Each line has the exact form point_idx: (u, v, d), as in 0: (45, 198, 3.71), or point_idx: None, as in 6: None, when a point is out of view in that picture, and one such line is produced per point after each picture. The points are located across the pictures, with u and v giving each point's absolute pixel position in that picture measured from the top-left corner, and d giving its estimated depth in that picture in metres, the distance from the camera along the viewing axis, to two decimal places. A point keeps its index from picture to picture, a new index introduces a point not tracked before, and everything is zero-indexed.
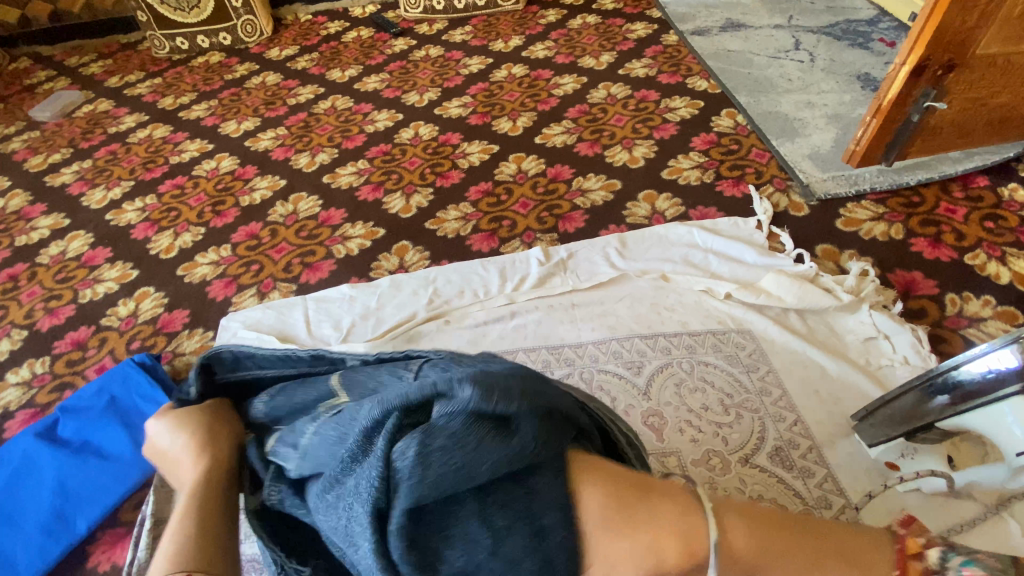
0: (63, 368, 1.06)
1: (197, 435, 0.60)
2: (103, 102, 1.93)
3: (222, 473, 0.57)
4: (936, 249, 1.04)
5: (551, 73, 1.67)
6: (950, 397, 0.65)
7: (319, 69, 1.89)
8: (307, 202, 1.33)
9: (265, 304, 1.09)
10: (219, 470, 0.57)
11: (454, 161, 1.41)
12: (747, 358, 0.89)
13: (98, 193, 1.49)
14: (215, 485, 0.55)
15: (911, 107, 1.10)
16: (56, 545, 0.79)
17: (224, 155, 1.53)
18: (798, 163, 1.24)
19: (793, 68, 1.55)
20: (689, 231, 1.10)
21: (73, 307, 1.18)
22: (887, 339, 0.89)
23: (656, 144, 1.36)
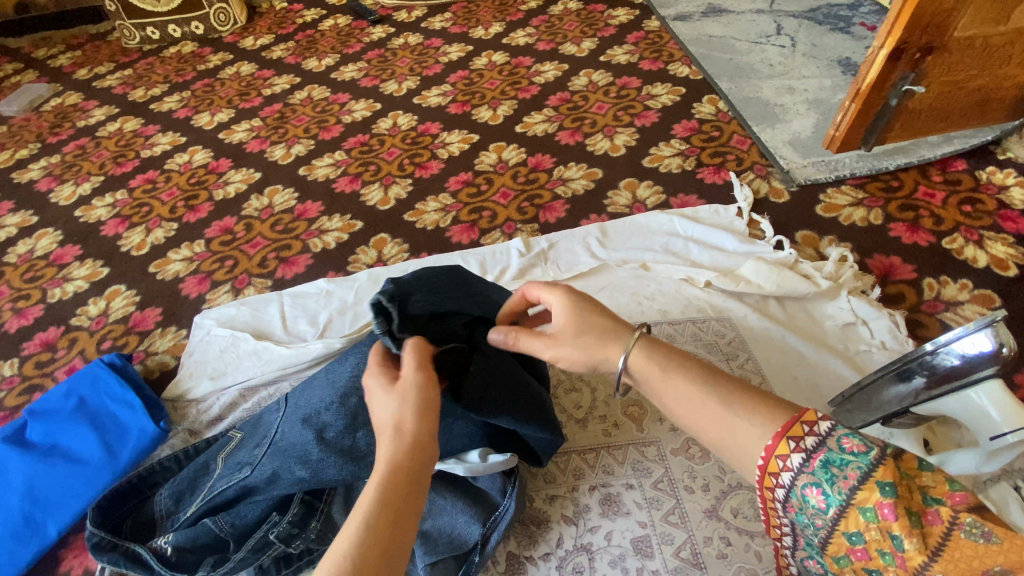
0: (32, 369, 1.03)
1: (412, 397, 0.50)
2: (71, 95, 1.86)
3: (422, 448, 0.49)
4: (914, 234, 1.04)
5: (532, 60, 1.65)
6: (925, 380, 0.65)
7: (295, 58, 1.84)
8: (283, 195, 1.30)
9: (239, 301, 1.06)
10: (412, 445, 0.48)
11: (433, 151, 1.38)
12: (727, 346, 0.89)
13: (67, 188, 1.45)
14: (413, 468, 0.48)
15: (890, 90, 1.09)
16: (26, 551, 0.77)
17: (197, 148, 1.50)
18: (778, 149, 1.24)
19: (774, 53, 1.54)
20: (669, 219, 1.09)
21: (42, 307, 1.14)
22: (865, 324, 0.89)
23: (637, 132, 1.35)
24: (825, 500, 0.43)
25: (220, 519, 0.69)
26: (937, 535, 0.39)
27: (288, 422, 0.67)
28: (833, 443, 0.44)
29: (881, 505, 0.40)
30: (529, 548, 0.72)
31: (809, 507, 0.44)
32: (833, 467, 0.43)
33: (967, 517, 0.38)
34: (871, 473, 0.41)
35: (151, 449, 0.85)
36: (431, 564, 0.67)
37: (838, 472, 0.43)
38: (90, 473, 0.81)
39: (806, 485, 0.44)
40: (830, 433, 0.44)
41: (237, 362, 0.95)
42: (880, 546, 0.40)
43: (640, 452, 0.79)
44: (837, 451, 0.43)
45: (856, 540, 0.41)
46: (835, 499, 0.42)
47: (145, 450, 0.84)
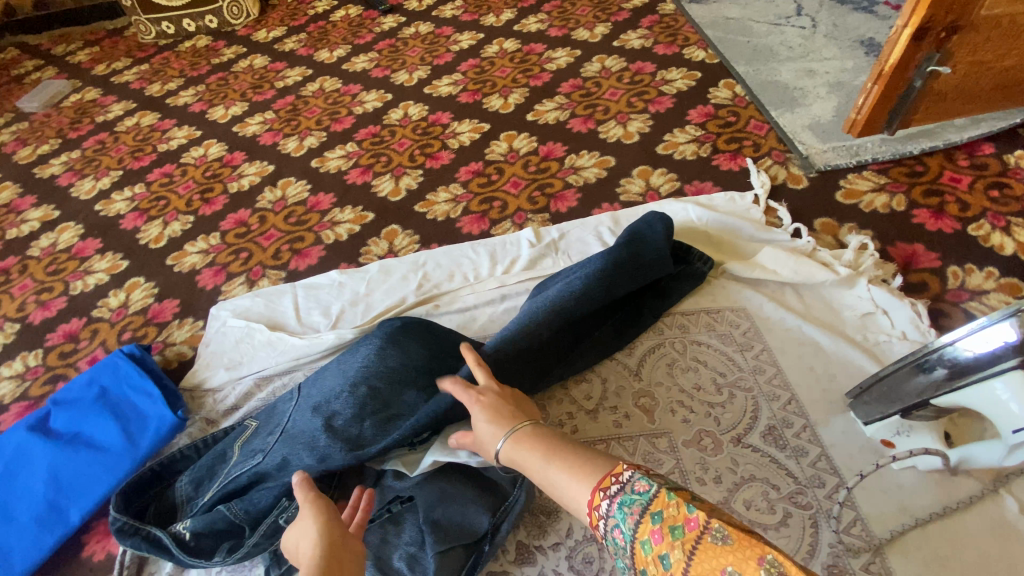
0: (56, 360, 1.06)
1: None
2: (91, 90, 1.90)
3: None
4: (938, 220, 1.01)
5: (544, 47, 1.62)
6: (945, 371, 0.62)
7: (307, 50, 1.85)
8: (296, 187, 1.31)
9: (254, 292, 1.08)
10: None
11: (444, 141, 1.38)
12: (741, 336, 0.88)
13: (88, 182, 1.48)
14: None
15: (914, 71, 1.05)
16: (50, 536, 0.79)
17: (212, 142, 1.51)
18: (797, 134, 1.20)
19: (793, 35, 1.49)
20: (683, 207, 1.07)
21: (65, 299, 1.17)
22: (886, 314, 0.86)
23: (651, 118, 1.32)
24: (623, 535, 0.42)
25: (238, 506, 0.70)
26: (691, 542, 0.37)
27: (299, 411, 0.71)
28: (631, 484, 0.45)
29: (688, 519, 0.39)
30: (539, 538, 0.72)
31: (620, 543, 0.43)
32: (625, 505, 0.43)
33: (715, 522, 0.37)
34: (649, 504, 0.42)
35: (170, 437, 0.86)
36: (441, 553, 0.66)
37: (627, 507, 0.43)
38: (111, 460, 0.83)
39: (613, 525, 0.44)
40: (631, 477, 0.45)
41: (252, 353, 0.96)
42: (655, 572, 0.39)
43: (651, 444, 0.78)
44: (631, 491, 0.44)
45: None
46: (627, 533, 0.42)
47: (164, 439, 0.85)
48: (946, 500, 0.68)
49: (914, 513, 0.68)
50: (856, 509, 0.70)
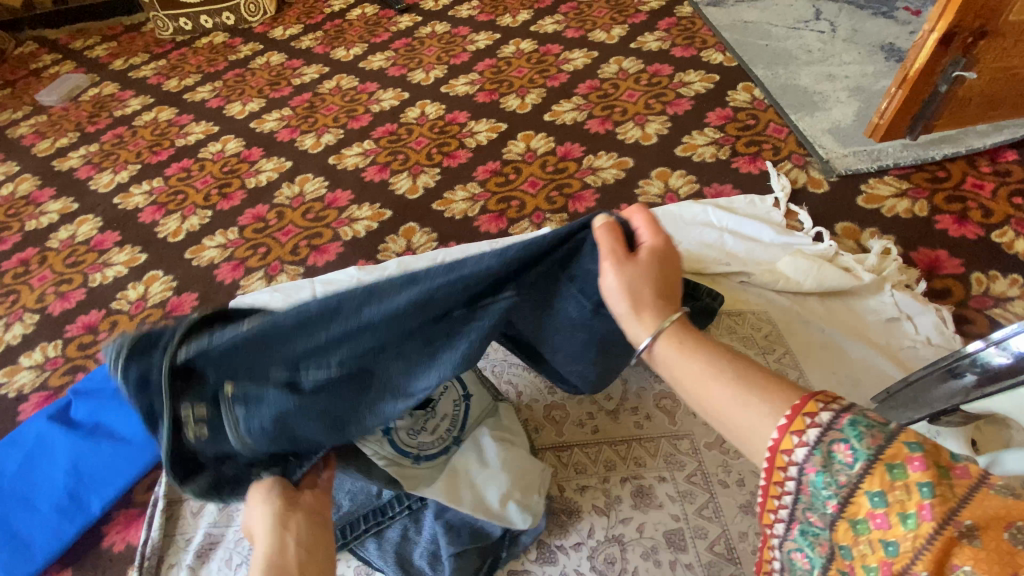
0: (75, 351, 1.07)
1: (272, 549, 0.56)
2: (108, 84, 1.91)
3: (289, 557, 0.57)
4: (961, 226, 1.00)
5: (561, 48, 1.62)
6: (975, 378, 0.60)
7: (323, 48, 1.85)
8: (314, 184, 1.32)
9: (272, 287, 1.08)
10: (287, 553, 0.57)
11: (461, 140, 1.38)
12: (764, 340, 0.87)
13: (106, 176, 1.49)
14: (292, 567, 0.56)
15: (939, 77, 1.04)
16: (71, 527, 0.79)
17: (230, 137, 1.52)
18: (817, 138, 1.20)
19: (812, 39, 1.49)
20: (703, 209, 1.07)
21: (84, 291, 1.18)
22: (910, 319, 0.86)
23: (670, 120, 1.32)
24: (852, 454, 0.39)
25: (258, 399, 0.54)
26: (967, 488, 0.35)
27: None
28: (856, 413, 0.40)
29: (912, 457, 0.36)
30: (561, 537, 0.72)
31: (834, 465, 0.39)
32: (860, 425, 0.39)
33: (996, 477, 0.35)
34: (897, 436, 0.38)
35: None
36: (457, 555, 0.67)
37: (863, 426, 0.39)
38: (132, 451, 0.83)
39: (833, 441, 0.40)
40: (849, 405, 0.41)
41: None
42: (906, 506, 0.36)
43: (673, 445, 0.78)
44: (863, 415, 0.40)
45: (861, 528, 0.37)
46: (861, 454, 0.38)
47: None
48: None
49: None
50: None
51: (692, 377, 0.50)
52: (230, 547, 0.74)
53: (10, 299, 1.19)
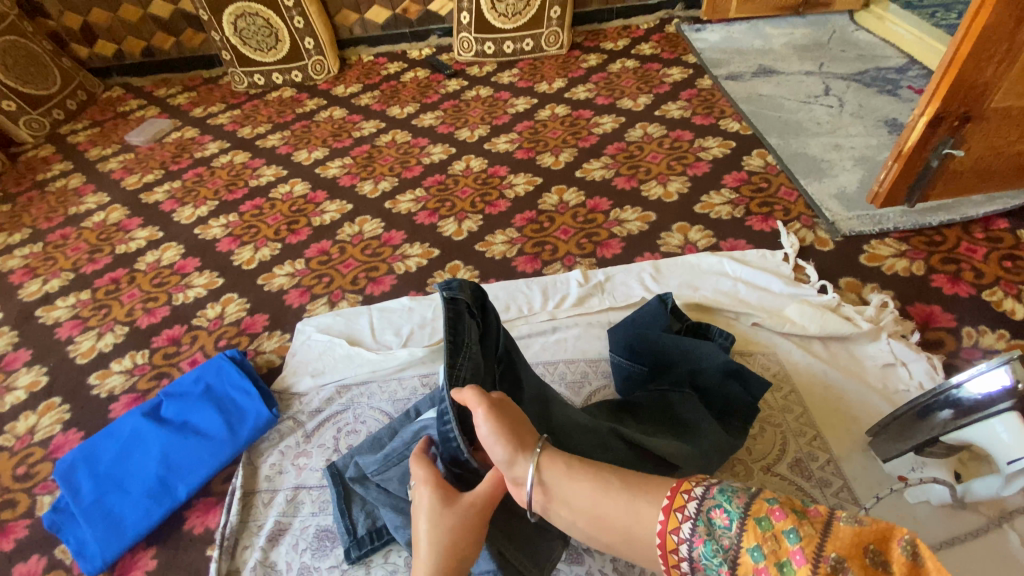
0: (161, 359, 1.21)
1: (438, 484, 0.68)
2: (189, 129, 2.17)
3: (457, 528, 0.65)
4: (955, 285, 1.11)
5: (592, 113, 1.82)
6: (951, 413, 0.72)
7: (380, 105, 2.09)
8: (371, 224, 1.49)
9: (335, 312, 1.23)
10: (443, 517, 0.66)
11: (502, 191, 1.55)
12: (772, 377, 0.98)
13: (188, 209, 1.69)
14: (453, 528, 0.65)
15: (931, 153, 1.18)
16: (158, 509, 0.90)
17: (297, 181, 1.72)
18: (824, 202, 1.33)
19: (821, 113, 1.65)
20: (719, 261, 1.20)
21: (168, 308, 1.33)
22: (905, 365, 0.96)
23: (690, 180, 1.47)
24: (727, 516, 0.48)
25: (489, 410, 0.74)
26: (821, 523, 0.43)
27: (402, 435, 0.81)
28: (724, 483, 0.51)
29: (770, 511, 0.46)
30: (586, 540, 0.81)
31: (716, 530, 0.48)
32: (727, 492, 0.50)
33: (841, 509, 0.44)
34: (757, 495, 0.48)
35: (264, 431, 0.98)
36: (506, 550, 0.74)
37: (731, 493, 0.49)
38: (215, 446, 0.95)
39: (709, 510, 0.50)
40: (721, 479, 0.52)
41: (334, 364, 1.10)
42: (780, 556, 0.43)
43: None
44: (729, 484, 0.51)
45: (758, 557, 0.44)
46: (733, 512, 0.48)
47: (260, 431, 0.98)
48: (957, 531, 0.76)
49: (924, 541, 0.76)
50: None
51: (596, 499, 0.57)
52: (296, 533, 0.86)
53: (103, 312, 1.36)
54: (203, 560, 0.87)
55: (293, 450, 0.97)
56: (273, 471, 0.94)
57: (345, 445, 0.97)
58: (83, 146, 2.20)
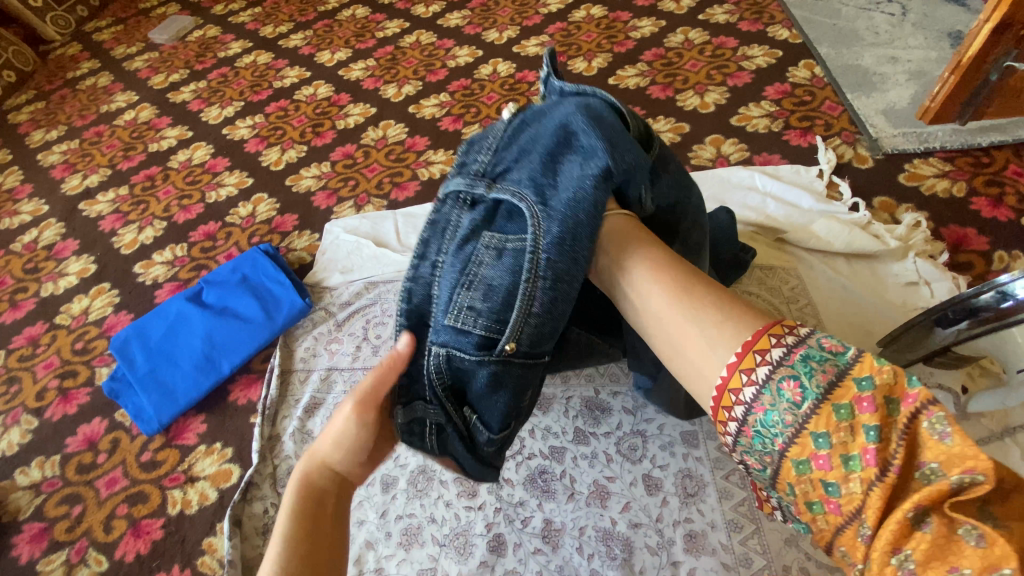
0: (198, 253, 1.27)
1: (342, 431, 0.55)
2: (211, 28, 2.10)
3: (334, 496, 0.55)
4: (994, 209, 1.07)
5: (630, 16, 1.70)
6: (968, 323, 0.70)
7: (404, 3, 1.98)
8: (395, 129, 1.48)
9: (362, 214, 1.25)
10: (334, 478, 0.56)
11: (529, 98, 1.50)
12: (789, 291, 0.99)
13: (214, 110, 1.68)
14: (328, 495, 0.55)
15: (991, 65, 1.09)
16: (206, 381, 1.00)
17: (321, 83, 1.69)
18: (869, 117, 1.26)
19: (881, 21, 1.51)
20: (750, 175, 1.17)
21: (202, 206, 1.38)
22: (927, 284, 0.95)
23: (729, 91, 1.40)
24: (801, 393, 0.41)
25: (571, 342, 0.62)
26: (901, 424, 0.38)
27: None
28: (813, 341, 0.42)
29: (859, 399, 0.39)
30: (593, 426, 0.87)
31: (782, 404, 0.42)
32: (812, 361, 0.41)
33: (936, 410, 0.37)
34: (848, 370, 0.40)
35: (297, 319, 1.05)
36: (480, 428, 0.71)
37: (815, 365, 0.41)
38: (253, 329, 1.03)
39: (782, 378, 0.42)
40: (812, 333, 0.42)
41: (362, 263, 1.14)
42: (849, 448, 0.39)
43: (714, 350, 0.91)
44: (817, 348, 0.42)
45: (822, 444, 0.40)
46: (811, 390, 0.41)
47: (294, 319, 1.04)
48: None
49: None
50: None
51: (673, 316, 0.48)
52: (330, 407, 0.94)
53: (141, 208, 1.42)
54: (248, 426, 0.96)
55: (325, 336, 1.04)
56: (306, 354, 1.02)
57: (373, 334, 1.02)
58: (107, 43, 2.16)
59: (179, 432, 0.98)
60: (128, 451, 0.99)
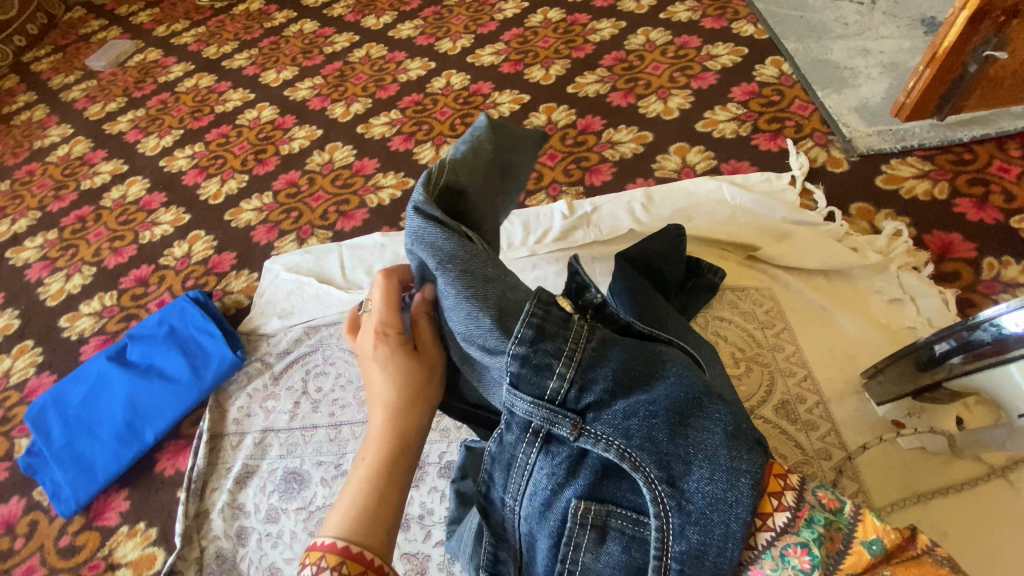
0: (129, 301, 1.17)
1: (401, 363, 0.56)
2: (152, 51, 1.99)
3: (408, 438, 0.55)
4: (980, 211, 0.99)
5: (589, 18, 1.61)
6: (961, 357, 0.65)
7: (354, 15, 1.88)
8: (342, 152, 1.38)
9: (304, 249, 1.15)
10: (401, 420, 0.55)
11: (484, 111, 1.41)
12: (764, 315, 0.90)
13: (152, 140, 1.58)
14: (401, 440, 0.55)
15: (970, 55, 1.02)
16: (128, 452, 0.90)
17: (265, 105, 1.59)
18: (842, 116, 1.18)
19: (849, 11, 1.43)
20: (718, 185, 1.08)
21: (134, 247, 1.28)
22: (913, 301, 0.87)
23: (693, 94, 1.32)
24: (809, 561, 0.38)
25: (667, 516, 0.41)
26: (901, 560, 0.38)
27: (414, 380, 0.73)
28: (812, 496, 0.41)
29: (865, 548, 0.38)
30: None
31: (789, 571, 0.39)
32: (817, 526, 0.39)
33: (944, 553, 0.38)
34: (851, 534, 0.39)
35: (230, 374, 0.95)
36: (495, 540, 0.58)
37: (819, 527, 0.39)
38: (179, 389, 0.93)
39: (786, 544, 0.39)
40: (806, 486, 0.41)
41: (302, 304, 1.04)
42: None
43: None
44: (819, 508, 0.40)
45: None
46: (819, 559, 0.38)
47: (225, 375, 0.94)
48: (951, 480, 0.71)
49: (916, 490, 0.72)
50: (859, 482, 0.73)
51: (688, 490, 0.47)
52: (264, 475, 0.85)
53: (70, 252, 1.31)
54: (174, 501, 0.88)
55: (261, 393, 0.94)
56: (240, 415, 0.93)
57: (313, 387, 0.93)
58: (44, 73, 2.05)
59: (100, 511, 0.89)
60: (44, 536, 0.89)
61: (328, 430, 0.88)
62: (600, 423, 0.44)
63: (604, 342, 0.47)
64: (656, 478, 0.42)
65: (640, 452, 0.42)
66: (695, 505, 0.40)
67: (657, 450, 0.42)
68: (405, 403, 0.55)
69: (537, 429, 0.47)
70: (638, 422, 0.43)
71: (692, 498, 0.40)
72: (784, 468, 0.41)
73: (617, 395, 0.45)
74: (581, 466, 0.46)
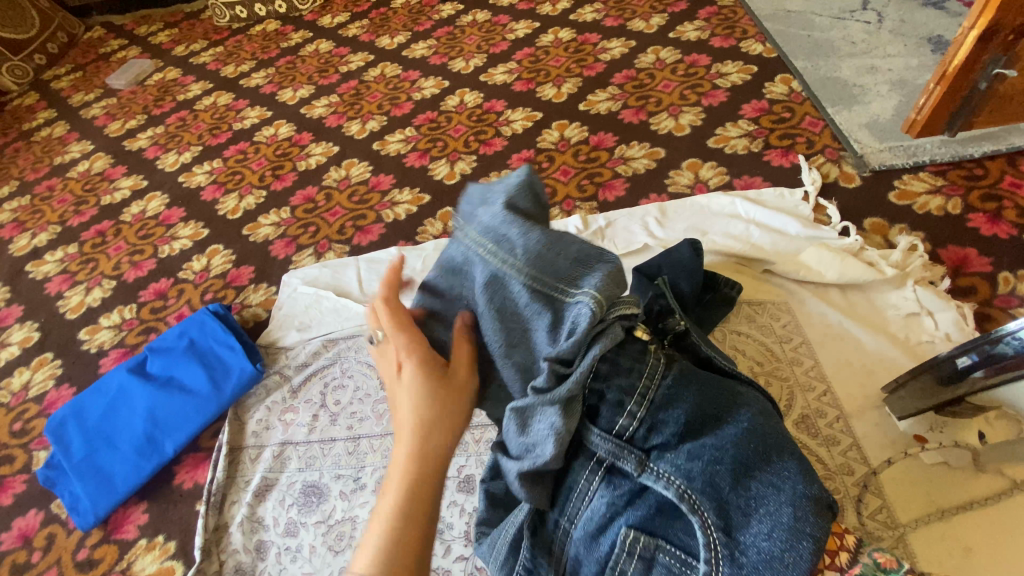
0: (148, 314, 1.18)
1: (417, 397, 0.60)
2: (171, 70, 2.04)
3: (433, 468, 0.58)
4: (994, 226, 1.00)
5: (599, 37, 1.64)
6: (983, 371, 0.66)
7: (369, 36, 1.92)
8: (359, 168, 1.40)
9: (322, 263, 1.17)
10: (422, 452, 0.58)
11: (497, 129, 1.43)
12: (781, 329, 0.91)
13: (171, 156, 1.61)
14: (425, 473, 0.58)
15: (978, 74, 1.03)
16: (148, 465, 0.91)
17: (282, 122, 1.62)
18: (853, 132, 1.20)
19: (857, 30, 1.46)
20: (731, 201, 1.10)
21: (154, 261, 1.30)
22: (930, 315, 0.88)
23: (704, 111, 1.34)
24: None
25: (718, 564, 0.47)
26: None
27: None
28: (866, 557, 0.47)
29: None
30: None
31: None
32: None
33: None
34: None
35: (249, 386, 0.96)
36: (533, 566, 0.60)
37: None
38: (199, 402, 0.94)
39: None
40: (861, 549, 0.48)
41: (320, 316, 1.05)
42: None
43: None
44: (871, 566, 0.46)
45: None
46: None
47: (244, 387, 0.95)
48: (975, 494, 0.71)
49: (940, 505, 0.71)
50: (882, 497, 0.73)
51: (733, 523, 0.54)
52: (283, 489, 0.86)
53: (90, 266, 1.33)
54: (193, 514, 0.88)
55: (280, 406, 0.95)
56: (259, 427, 0.93)
57: (331, 401, 0.94)
58: (65, 91, 2.10)
59: (119, 524, 0.89)
60: (63, 548, 0.89)
61: (347, 443, 0.88)
62: (665, 462, 0.50)
63: (680, 381, 0.54)
64: (713, 524, 0.47)
65: (701, 494, 0.48)
66: (749, 558, 0.46)
67: (718, 496, 0.48)
68: (425, 430, 0.59)
69: (602, 461, 0.53)
70: (703, 466, 0.49)
71: (747, 551, 0.46)
72: (841, 531, 0.49)
73: (687, 438, 0.51)
74: (641, 498, 0.51)
